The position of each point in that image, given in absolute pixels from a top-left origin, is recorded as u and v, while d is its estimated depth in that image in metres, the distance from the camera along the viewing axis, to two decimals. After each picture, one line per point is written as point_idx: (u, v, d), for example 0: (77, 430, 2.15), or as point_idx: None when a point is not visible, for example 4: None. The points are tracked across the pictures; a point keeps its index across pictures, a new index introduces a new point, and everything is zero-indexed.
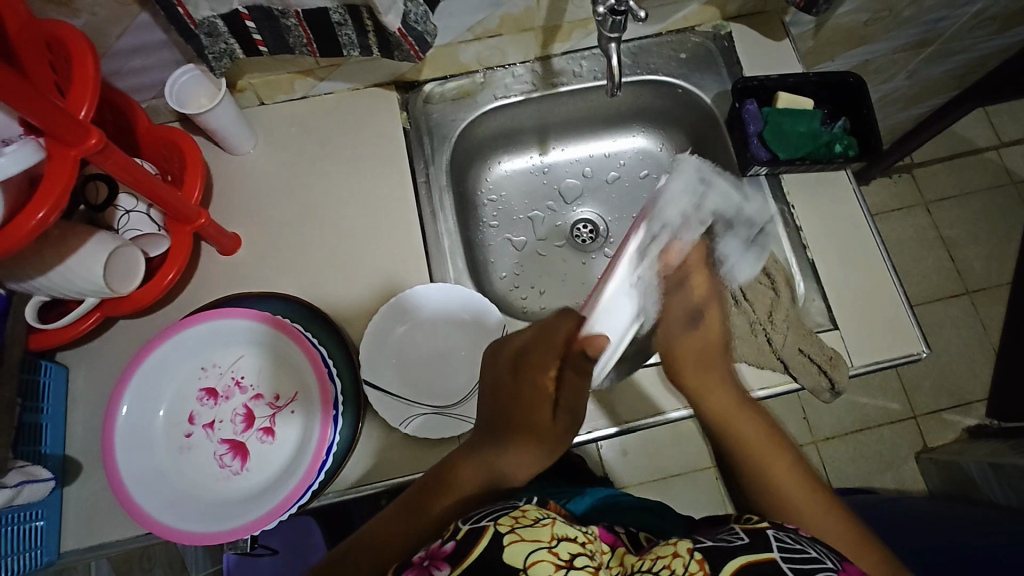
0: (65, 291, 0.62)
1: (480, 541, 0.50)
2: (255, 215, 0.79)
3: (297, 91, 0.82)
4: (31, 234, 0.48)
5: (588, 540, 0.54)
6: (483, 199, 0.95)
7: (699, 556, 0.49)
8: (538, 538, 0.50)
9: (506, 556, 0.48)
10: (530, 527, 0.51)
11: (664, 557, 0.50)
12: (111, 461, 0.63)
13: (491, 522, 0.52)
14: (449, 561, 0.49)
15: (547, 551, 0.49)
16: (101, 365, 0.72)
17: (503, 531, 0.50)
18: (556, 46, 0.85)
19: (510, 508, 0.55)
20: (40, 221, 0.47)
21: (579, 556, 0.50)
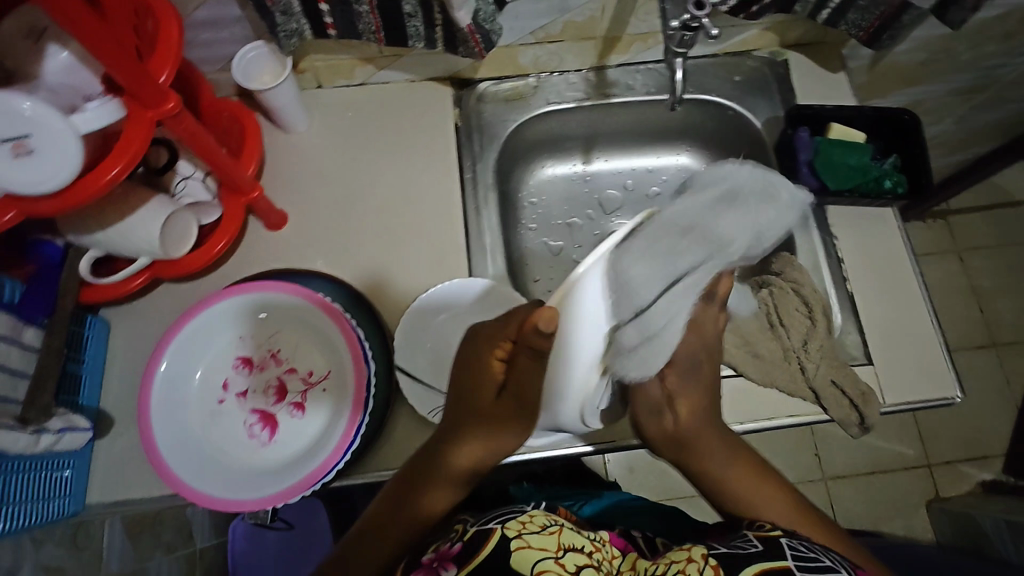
0: (120, 249, 0.64)
1: (488, 544, 0.55)
2: (303, 193, 0.80)
3: (356, 78, 0.84)
4: (102, 189, 0.48)
5: (596, 549, 0.58)
6: (524, 201, 0.96)
7: (714, 562, 0.50)
8: (545, 547, 0.55)
9: (514, 561, 0.53)
10: (539, 535, 0.56)
11: (678, 562, 0.52)
12: (145, 418, 0.64)
13: (499, 527, 0.57)
14: (455, 562, 0.54)
15: (553, 560, 0.53)
16: (142, 324, 0.73)
17: (511, 536, 0.55)
18: (612, 58, 0.87)
19: (520, 514, 0.60)
20: (111, 178, 0.48)
21: (584, 566, 0.54)
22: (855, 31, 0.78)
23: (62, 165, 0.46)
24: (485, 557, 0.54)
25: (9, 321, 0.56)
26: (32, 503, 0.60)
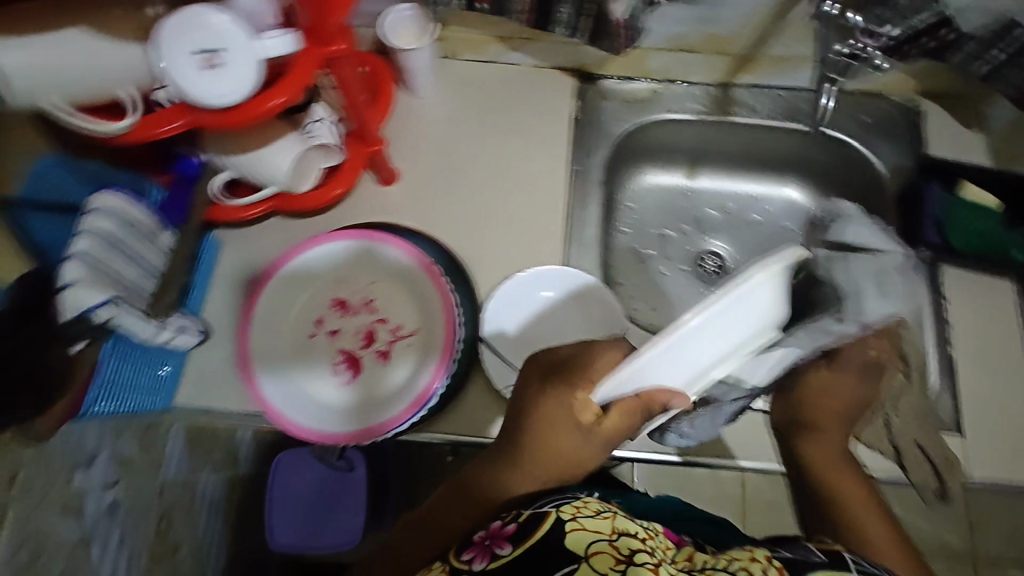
0: (252, 173, 0.67)
1: (542, 525, 0.53)
2: (418, 155, 0.82)
3: (486, 55, 0.86)
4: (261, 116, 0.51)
5: (650, 536, 0.53)
6: (622, 204, 0.95)
7: (778, 565, 0.49)
8: (598, 529, 0.51)
9: (567, 543, 0.51)
10: (592, 518, 0.52)
11: (741, 559, 0.51)
12: (247, 338, 0.69)
13: (552, 510, 0.54)
14: (511, 542, 0.52)
15: (606, 543, 0.50)
16: (250, 250, 0.77)
17: (565, 519, 0.53)
18: (742, 77, 0.85)
19: (574, 499, 0.56)
20: (270, 108, 0.50)
21: (640, 552, 0.50)
22: (1007, 91, 0.74)
23: (236, 86, 0.48)
24: (540, 537, 0.51)
25: (151, 220, 0.59)
26: (131, 394, 0.63)
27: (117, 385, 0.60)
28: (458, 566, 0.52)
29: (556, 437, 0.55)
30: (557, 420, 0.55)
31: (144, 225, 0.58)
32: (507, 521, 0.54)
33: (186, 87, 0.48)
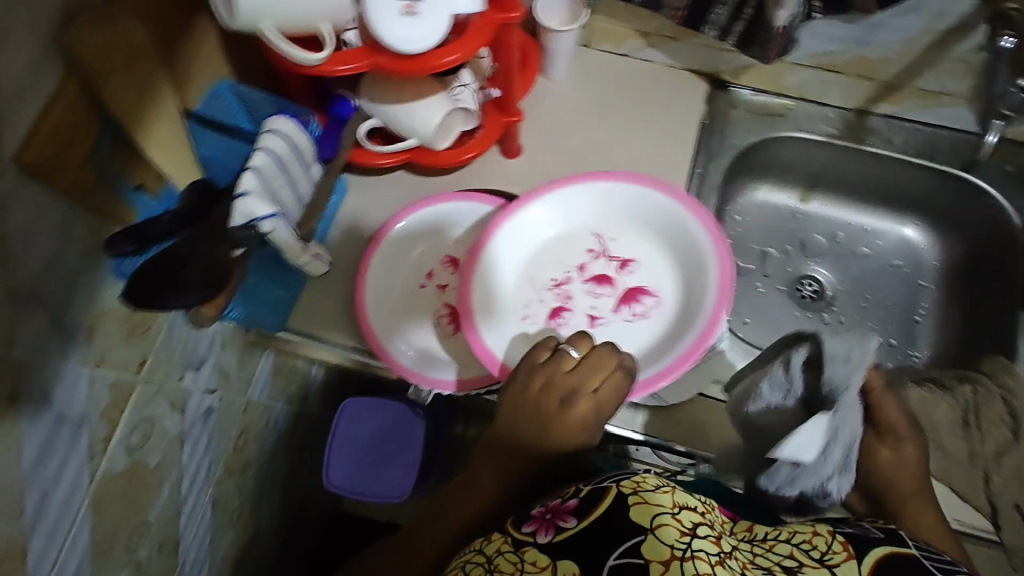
0: (398, 125, 0.71)
1: (604, 500, 0.54)
2: (543, 133, 0.85)
3: (623, 48, 0.87)
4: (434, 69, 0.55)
5: (707, 510, 0.54)
6: (729, 215, 0.94)
7: (842, 539, 0.52)
8: (661, 503, 0.52)
9: (632, 514, 0.51)
10: (653, 492, 0.53)
11: (803, 532, 0.54)
12: (364, 276, 0.74)
13: (613, 484, 0.54)
14: (573, 515, 0.54)
15: (669, 516, 0.50)
16: (374, 197, 0.81)
17: (627, 492, 0.53)
18: (882, 106, 0.84)
19: (631, 475, 0.56)
20: (444, 63, 0.55)
21: (701, 525, 0.51)
22: None
23: (424, 36, 0.53)
24: (600, 513, 0.53)
25: (309, 148, 0.63)
26: None
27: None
28: (520, 538, 0.54)
29: (551, 432, 0.62)
30: (554, 417, 0.62)
31: (303, 153, 0.62)
32: (567, 497, 0.56)
33: (382, 30, 0.52)
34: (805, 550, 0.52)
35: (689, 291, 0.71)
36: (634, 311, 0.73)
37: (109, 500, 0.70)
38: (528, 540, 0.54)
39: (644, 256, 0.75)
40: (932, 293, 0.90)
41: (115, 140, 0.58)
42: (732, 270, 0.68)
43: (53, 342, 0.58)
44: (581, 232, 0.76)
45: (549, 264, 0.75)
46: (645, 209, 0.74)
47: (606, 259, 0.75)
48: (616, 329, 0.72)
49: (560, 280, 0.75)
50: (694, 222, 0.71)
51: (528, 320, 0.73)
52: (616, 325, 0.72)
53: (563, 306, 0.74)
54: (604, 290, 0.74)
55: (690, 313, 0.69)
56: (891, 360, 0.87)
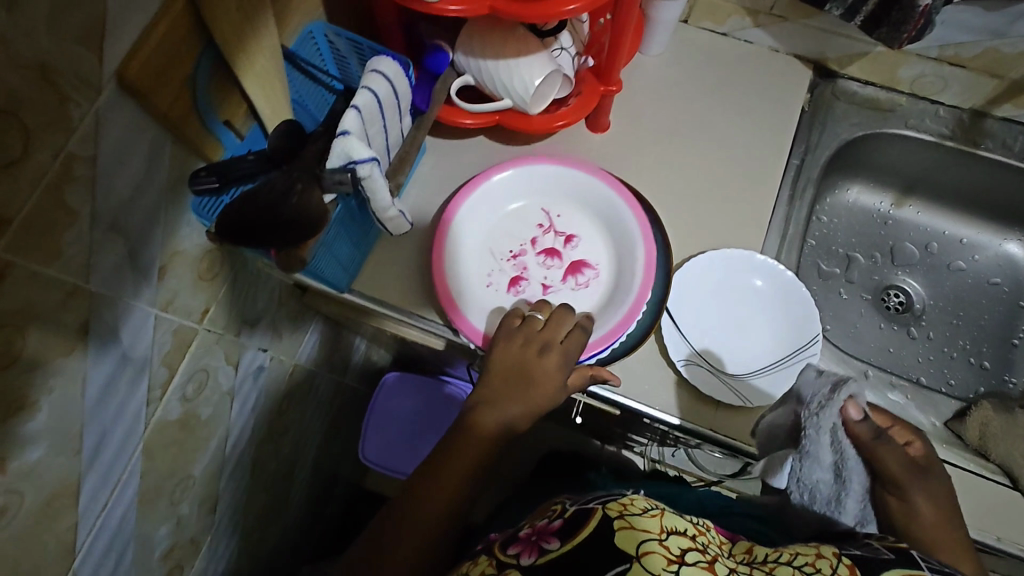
0: (494, 84, 0.67)
1: (591, 520, 0.49)
2: (632, 109, 0.80)
3: (726, 27, 0.83)
4: (554, 16, 0.52)
5: (701, 533, 0.50)
6: (815, 214, 0.89)
7: (849, 562, 0.45)
8: (647, 528, 0.47)
9: (616, 539, 0.47)
10: (639, 516, 0.48)
11: (806, 554, 0.46)
12: (445, 230, 0.68)
13: (600, 507, 0.50)
14: (559, 537, 0.49)
15: (656, 542, 0.46)
16: (453, 161, 0.78)
17: (613, 516, 0.48)
18: (1002, 107, 0.78)
19: (619, 496, 0.52)
20: (567, 12, 0.51)
21: (690, 552, 0.47)
22: None
23: None
24: (592, 528, 0.48)
25: (404, 94, 0.59)
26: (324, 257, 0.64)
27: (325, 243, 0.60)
28: (504, 561, 0.50)
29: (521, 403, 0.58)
30: (532, 384, 0.58)
31: (400, 98, 0.58)
32: (552, 518, 0.52)
33: None
34: (807, 573, 0.44)
35: (621, 251, 0.69)
36: (578, 282, 0.69)
37: (158, 450, 0.67)
38: (510, 563, 0.49)
39: (588, 225, 0.71)
40: None
41: (212, 66, 0.55)
42: (656, 246, 0.66)
43: (128, 276, 0.55)
44: (526, 212, 0.72)
45: (501, 241, 0.71)
46: (588, 190, 0.71)
47: (555, 234, 0.71)
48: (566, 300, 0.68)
49: (516, 251, 0.71)
50: (630, 215, 0.68)
51: (495, 298, 0.68)
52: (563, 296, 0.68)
53: (520, 276, 0.70)
54: (554, 263, 0.70)
55: (628, 274, 0.67)
56: (981, 384, 0.82)
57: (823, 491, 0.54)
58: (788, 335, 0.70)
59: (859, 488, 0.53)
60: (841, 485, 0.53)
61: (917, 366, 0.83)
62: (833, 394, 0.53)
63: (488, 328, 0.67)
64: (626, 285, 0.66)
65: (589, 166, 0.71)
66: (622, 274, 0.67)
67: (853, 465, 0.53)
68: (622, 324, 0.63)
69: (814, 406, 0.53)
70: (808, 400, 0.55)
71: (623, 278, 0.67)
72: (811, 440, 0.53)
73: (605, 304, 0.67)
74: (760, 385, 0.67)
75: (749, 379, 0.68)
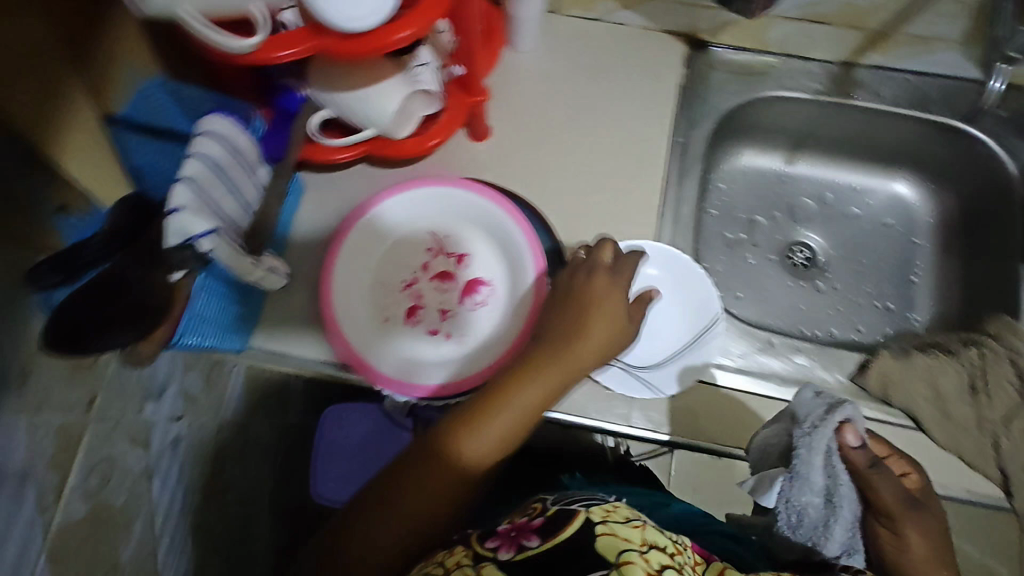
0: (353, 115, 0.64)
1: (570, 526, 0.52)
2: (511, 112, 0.78)
3: (594, 11, 0.81)
4: (390, 47, 0.47)
5: (679, 550, 0.53)
6: (713, 184, 0.90)
7: None
8: (628, 539, 0.51)
9: (598, 545, 0.50)
10: (622, 526, 0.52)
11: None
12: (330, 273, 0.66)
13: (582, 511, 0.54)
14: (538, 535, 0.52)
15: (636, 555, 0.49)
16: (335, 195, 0.75)
17: (595, 521, 0.52)
18: (869, 56, 0.78)
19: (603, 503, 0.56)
20: (401, 40, 0.47)
21: (667, 569, 0.50)
22: None
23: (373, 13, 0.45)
24: (564, 538, 0.51)
25: (254, 155, 0.56)
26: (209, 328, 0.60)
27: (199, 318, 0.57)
28: (482, 553, 0.52)
29: (576, 361, 0.60)
30: (590, 327, 0.60)
31: (247, 156, 0.55)
32: (533, 516, 0.55)
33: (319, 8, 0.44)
34: None
35: (513, 266, 0.68)
36: (475, 303, 0.68)
37: (73, 556, 0.63)
38: (488, 556, 0.52)
39: (479, 241, 0.69)
40: (926, 252, 0.87)
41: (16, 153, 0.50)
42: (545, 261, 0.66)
43: None
44: (415, 236, 0.70)
45: (392, 271, 0.69)
46: (474, 208, 0.69)
47: (445, 256, 0.69)
48: (464, 324, 0.67)
49: (409, 280, 0.69)
50: (516, 228, 0.67)
51: (393, 333, 0.67)
52: (461, 320, 0.67)
53: (416, 305, 0.68)
54: (449, 286, 0.68)
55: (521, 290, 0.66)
56: (889, 325, 0.84)
57: (813, 514, 0.57)
58: (692, 319, 0.71)
59: (848, 516, 0.56)
60: (830, 510, 0.56)
61: (828, 318, 0.86)
62: (828, 417, 0.56)
63: (386, 367, 0.65)
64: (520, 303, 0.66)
65: (471, 183, 0.69)
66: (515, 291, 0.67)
67: (843, 492, 0.55)
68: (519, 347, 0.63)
69: (806, 427, 0.56)
70: (802, 419, 0.58)
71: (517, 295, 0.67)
72: (801, 461, 0.56)
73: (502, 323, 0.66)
74: (669, 372, 0.68)
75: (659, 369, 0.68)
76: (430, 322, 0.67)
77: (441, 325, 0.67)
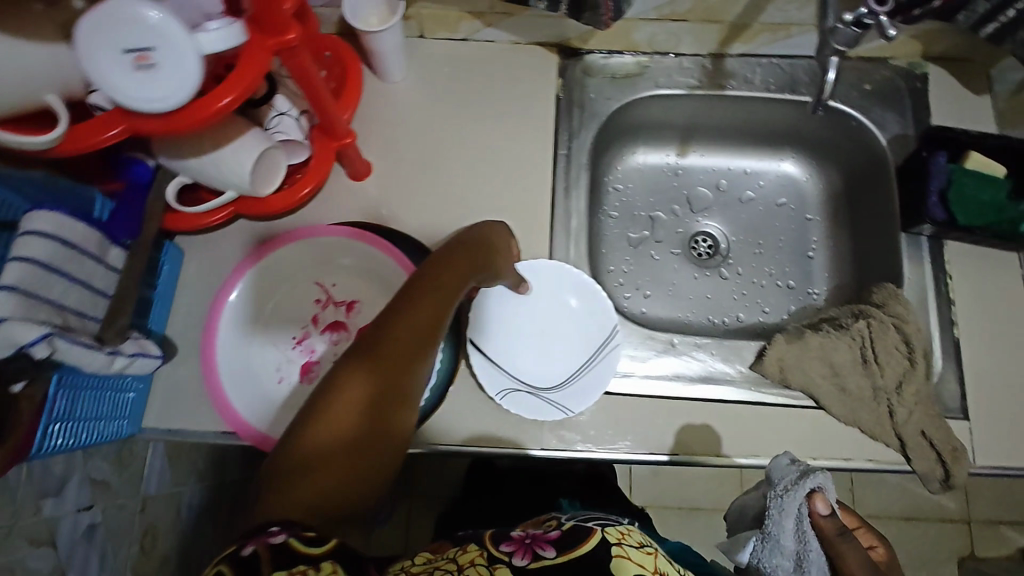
0: (209, 180, 0.61)
1: (588, 542, 0.51)
2: (389, 147, 0.77)
3: (460, 32, 0.79)
4: (213, 116, 0.46)
5: None
6: (609, 186, 0.90)
7: None
8: (642, 563, 0.50)
9: (612, 564, 0.49)
10: (637, 550, 0.51)
11: None
12: (212, 345, 0.64)
13: (598, 530, 0.52)
14: (555, 546, 0.51)
15: None
16: (213, 257, 0.72)
17: (610, 542, 0.51)
18: (735, 46, 0.80)
19: (616, 525, 0.55)
20: (224, 108, 0.45)
21: None
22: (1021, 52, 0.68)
23: (182, 87, 0.42)
24: (585, 552, 0.50)
25: (97, 242, 0.54)
26: (94, 423, 0.58)
27: (78, 421, 0.53)
28: (495, 555, 0.50)
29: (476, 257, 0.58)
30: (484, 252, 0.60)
31: (87, 246, 0.53)
32: (550, 530, 0.53)
33: (122, 95, 0.42)
34: None
35: None
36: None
37: None
38: (502, 559, 0.50)
39: (365, 287, 0.68)
40: (818, 226, 0.89)
41: None
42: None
43: None
44: (298, 288, 0.68)
45: (280, 327, 0.67)
46: (356, 251, 0.68)
47: (334, 305, 0.68)
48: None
49: (299, 336, 0.67)
50: (399, 269, 0.67)
51: (286, 391, 0.65)
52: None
53: (310, 361, 0.66)
54: (341, 336, 0.67)
55: None
56: (792, 303, 0.87)
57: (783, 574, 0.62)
58: (598, 330, 0.72)
59: None
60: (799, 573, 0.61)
61: (735, 304, 0.88)
62: (799, 482, 0.61)
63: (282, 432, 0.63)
64: None
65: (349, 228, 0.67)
66: None
67: (811, 558, 0.60)
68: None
69: (779, 490, 0.61)
70: (778, 482, 0.63)
71: None
72: (773, 522, 0.61)
73: None
74: (579, 389, 0.69)
75: (571, 386, 0.70)
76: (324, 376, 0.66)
77: None
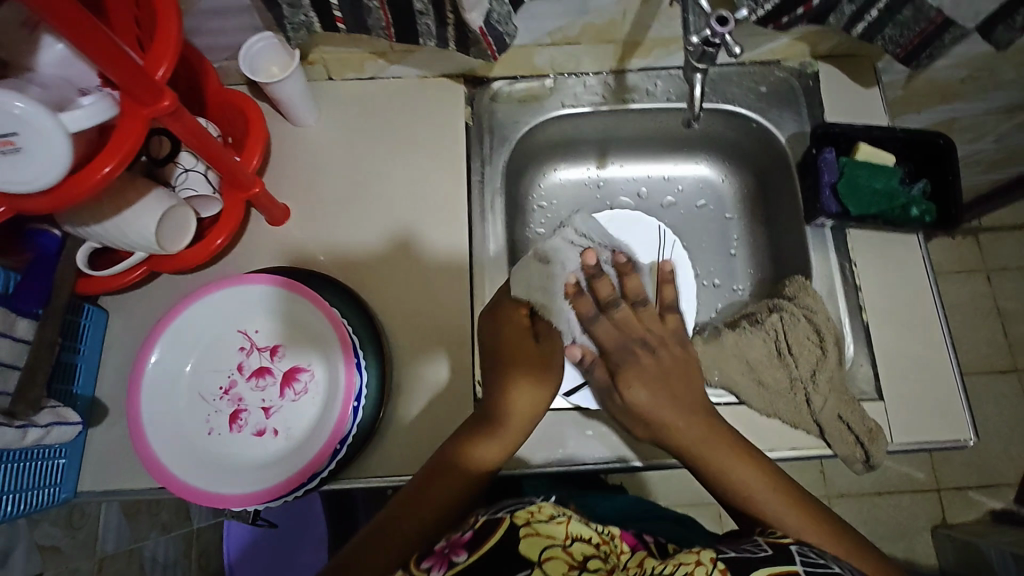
0: (116, 242, 0.63)
1: (497, 530, 0.50)
2: (306, 189, 0.79)
3: (367, 72, 0.81)
4: (97, 185, 0.47)
5: (604, 540, 0.52)
6: (533, 204, 0.93)
7: (723, 567, 0.49)
8: (553, 535, 0.49)
9: (522, 549, 0.48)
10: (547, 523, 0.50)
11: (687, 563, 0.49)
12: (137, 403, 0.65)
13: (507, 515, 0.51)
14: (467, 548, 0.49)
15: (561, 548, 0.48)
16: (138, 315, 0.74)
17: (519, 524, 0.50)
18: (633, 61, 0.82)
19: (527, 503, 0.54)
20: (106, 176, 0.47)
21: (593, 558, 0.49)
22: (892, 48, 0.72)
23: (51, 164, 0.44)
24: (495, 543, 0.49)
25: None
26: (22, 494, 0.60)
27: None
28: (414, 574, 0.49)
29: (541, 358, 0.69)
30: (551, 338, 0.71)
31: None
32: (465, 529, 0.52)
33: None
34: None
35: (324, 349, 0.69)
36: (296, 391, 0.68)
37: None
38: None
39: (290, 331, 0.70)
40: (738, 225, 0.92)
41: None
42: (351, 337, 0.67)
43: None
44: (222, 337, 0.70)
45: (205, 377, 0.69)
46: (271, 299, 0.69)
47: (259, 351, 0.70)
48: (289, 416, 0.68)
49: (226, 385, 0.69)
50: (317, 311, 0.68)
51: (214, 441, 0.66)
52: (285, 412, 0.68)
53: (238, 409, 0.68)
54: (267, 381, 0.69)
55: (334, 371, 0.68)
56: (719, 301, 0.89)
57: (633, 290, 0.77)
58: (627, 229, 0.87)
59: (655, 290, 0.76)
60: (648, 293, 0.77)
61: None
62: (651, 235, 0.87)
63: (204, 480, 0.63)
64: (333, 385, 0.67)
65: (260, 276, 0.69)
66: (329, 374, 0.68)
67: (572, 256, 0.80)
68: (335, 433, 0.64)
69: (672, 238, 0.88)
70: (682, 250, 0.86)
71: (330, 376, 0.68)
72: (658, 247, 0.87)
73: (318, 407, 0.68)
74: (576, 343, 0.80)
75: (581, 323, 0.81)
76: (251, 422, 0.68)
77: (266, 423, 0.67)
